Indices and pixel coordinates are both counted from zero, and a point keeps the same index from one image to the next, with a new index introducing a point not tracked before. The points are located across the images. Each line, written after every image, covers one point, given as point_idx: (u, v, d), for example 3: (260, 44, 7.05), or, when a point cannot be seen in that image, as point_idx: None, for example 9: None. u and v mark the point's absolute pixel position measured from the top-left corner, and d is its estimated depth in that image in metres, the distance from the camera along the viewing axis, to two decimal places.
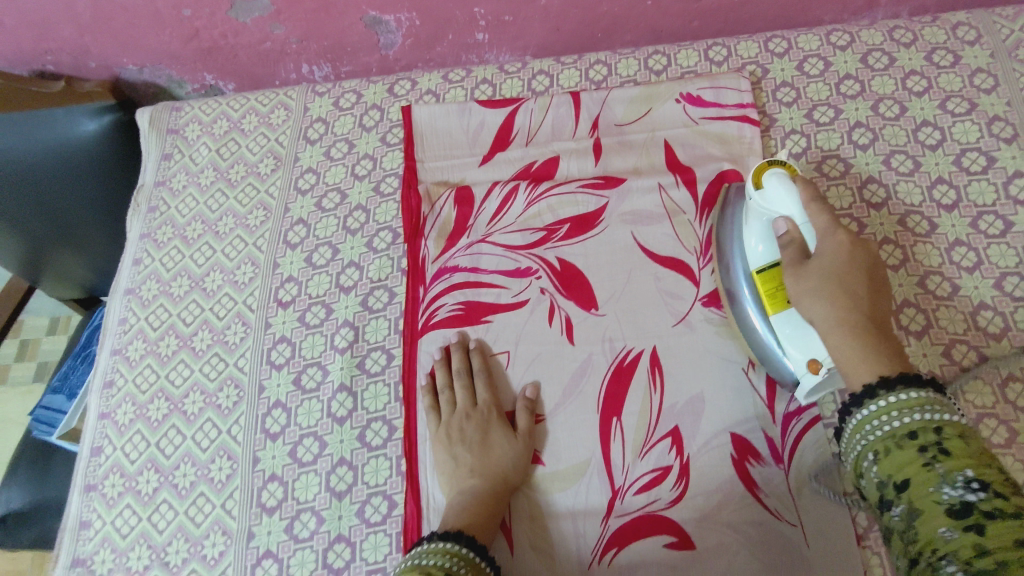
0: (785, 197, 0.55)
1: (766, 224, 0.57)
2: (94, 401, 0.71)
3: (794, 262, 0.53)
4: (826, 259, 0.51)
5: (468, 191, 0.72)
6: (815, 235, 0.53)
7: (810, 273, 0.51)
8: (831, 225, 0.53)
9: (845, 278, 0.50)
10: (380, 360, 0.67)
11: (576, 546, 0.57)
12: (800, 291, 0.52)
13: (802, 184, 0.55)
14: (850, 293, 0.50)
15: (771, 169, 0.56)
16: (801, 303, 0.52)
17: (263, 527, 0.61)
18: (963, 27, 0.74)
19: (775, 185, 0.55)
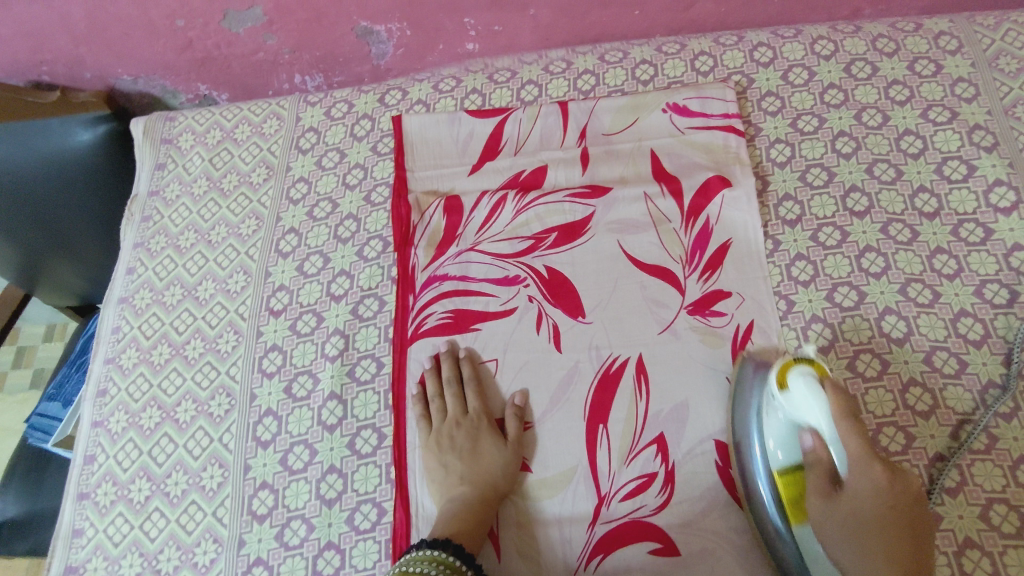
0: (814, 410, 0.50)
1: (788, 421, 0.53)
2: (87, 409, 0.72)
3: (824, 498, 0.51)
4: (858, 501, 0.50)
5: (457, 200, 0.72)
6: (846, 465, 0.50)
7: (840, 511, 0.50)
8: (864, 451, 0.49)
9: (885, 532, 0.49)
10: (369, 368, 0.67)
11: (563, 551, 0.57)
12: (838, 541, 0.50)
13: (833, 395, 0.50)
14: (885, 532, 0.49)
15: (797, 368, 0.51)
16: (834, 547, 0.50)
17: (254, 534, 0.62)
18: (945, 36, 0.75)
19: (804, 391, 0.50)
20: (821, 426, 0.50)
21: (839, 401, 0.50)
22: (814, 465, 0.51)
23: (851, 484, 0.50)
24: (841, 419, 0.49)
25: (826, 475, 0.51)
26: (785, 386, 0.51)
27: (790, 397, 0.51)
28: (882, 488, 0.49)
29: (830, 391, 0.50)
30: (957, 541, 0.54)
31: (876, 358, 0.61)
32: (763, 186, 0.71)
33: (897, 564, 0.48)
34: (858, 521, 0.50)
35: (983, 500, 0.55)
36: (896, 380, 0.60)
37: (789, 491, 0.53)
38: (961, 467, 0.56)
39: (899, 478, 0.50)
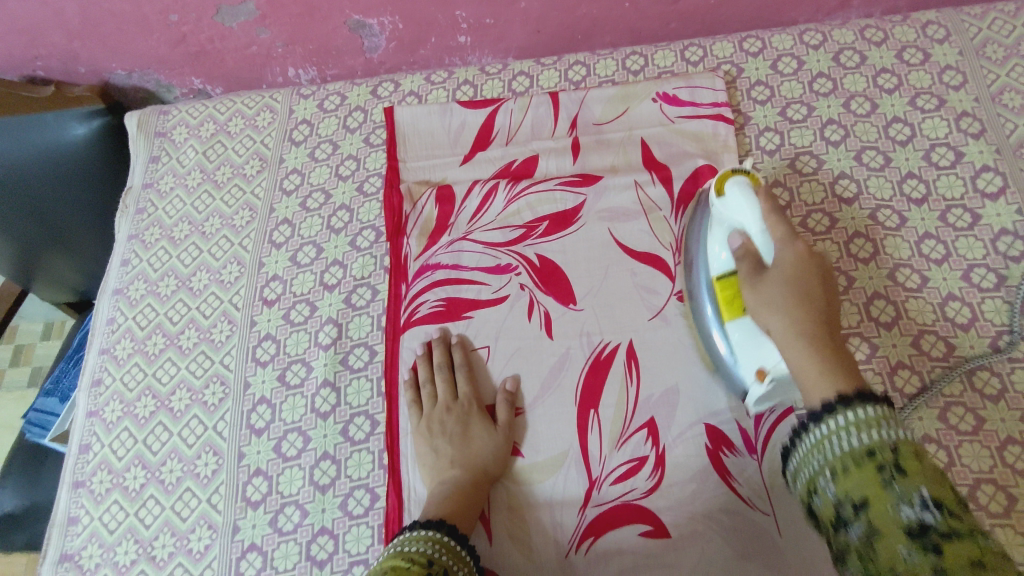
0: (745, 206, 0.55)
1: (727, 232, 0.58)
2: (82, 399, 0.72)
3: (753, 277, 0.54)
4: (785, 267, 0.52)
5: (449, 189, 0.73)
6: (773, 245, 0.54)
7: (771, 286, 0.52)
8: (790, 235, 0.54)
9: (804, 296, 0.51)
10: (362, 356, 0.68)
11: (555, 534, 0.58)
12: (762, 304, 0.52)
13: (763, 198, 0.56)
14: (805, 301, 0.51)
15: (734, 177, 0.57)
16: (758, 314, 0.53)
17: (248, 521, 0.62)
18: (933, 25, 0.76)
19: (737, 195, 0.56)
20: (752, 219, 0.55)
21: (769, 201, 0.55)
22: (745, 252, 0.55)
23: (782, 253, 0.53)
24: (768, 211, 0.55)
25: (755, 260, 0.55)
26: (723, 194, 0.57)
27: (726, 202, 0.57)
28: (804, 264, 0.53)
29: (761, 194, 0.56)
30: None
31: (865, 342, 0.62)
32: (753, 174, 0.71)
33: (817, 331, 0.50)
34: (792, 291, 0.51)
35: (971, 480, 0.56)
36: (885, 363, 0.61)
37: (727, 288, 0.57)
38: (948, 448, 0.57)
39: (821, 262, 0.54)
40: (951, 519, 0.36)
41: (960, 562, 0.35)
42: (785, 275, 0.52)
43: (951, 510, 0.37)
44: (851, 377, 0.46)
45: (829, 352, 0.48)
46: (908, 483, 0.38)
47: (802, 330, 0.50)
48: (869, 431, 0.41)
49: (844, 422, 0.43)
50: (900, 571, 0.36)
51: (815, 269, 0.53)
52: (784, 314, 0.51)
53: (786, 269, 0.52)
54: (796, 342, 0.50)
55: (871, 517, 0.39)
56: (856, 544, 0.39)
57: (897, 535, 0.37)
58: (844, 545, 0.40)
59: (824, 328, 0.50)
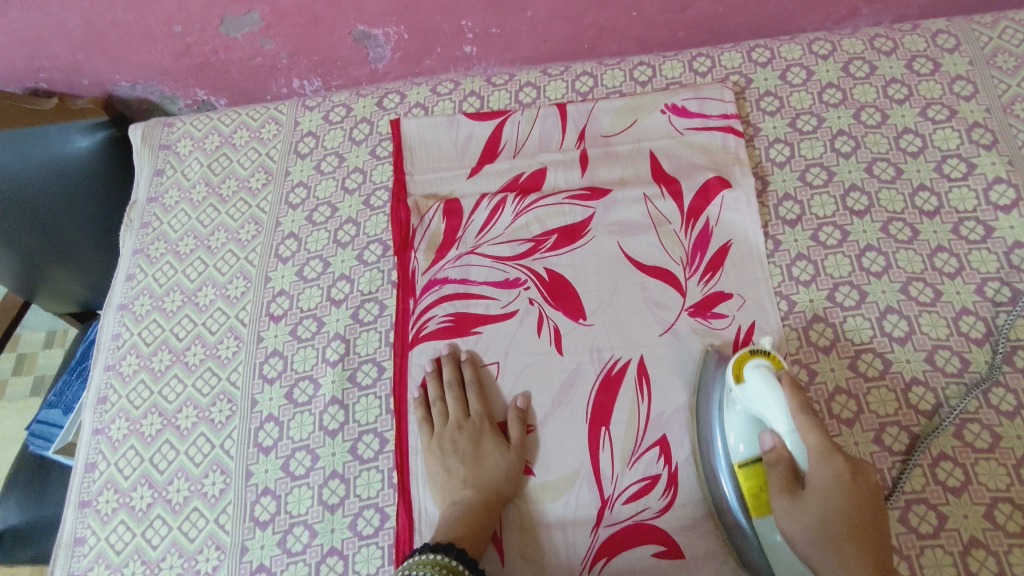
0: (770, 403, 0.51)
1: (748, 423, 0.53)
2: (88, 416, 0.72)
3: (788, 494, 0.50)
4: (825, 495, 0.49)
5: (457, 203, 0.72)
6: (808, 458, 0.50)
7: (804, 517, 0.49)
8: (827, 447, 0.49)
9: (848, 528, 0.48)
10: (371, 373, 0.67)
11: (567, 554, 0.57)
12: (799, 535, 0.49)
13: (789, 388, 0.51)
14: (856, 541, 0.48)
15: (754, 361, 0.53)
16: (796, 540, 0.49)
17: (257, 541, 0.62)
18: (943, 35, 0.75)
19: (761, 384, 0.51)
20: (781, 424, 0.50)
21: (795, 394, 0.50)
22: (780, 461, 0.50)
23: (818, 480, 0.49)
24: (797, 412, 0.50)
25: (791, 473, 0.50)
26: (743, 380, 0.53)
27: (747, 391, 0.52)
28: (843, 488, 0.49)
29: (785, 382, 0.51)
30: (962, 540, 0.54)
31: (878, 358, 0.61)
32: (763, 186, 0.71)
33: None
34: (832, 511, 0.48)
35: (988, 499, 0.55)
36: (899, 380, 0.60)
37: (751, 482, 0.53)
38: (965, 466, 0.56)
39: (865, 480, 0.50)
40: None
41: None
42: (829, 505, 0.49)
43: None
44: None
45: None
46: None
47: (855, 573, 0.47)
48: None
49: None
50: None
51: (864, 506, 0.49)
52: (832, 569, 0.47)
53: (830, 500, 0.49)
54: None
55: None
56: None
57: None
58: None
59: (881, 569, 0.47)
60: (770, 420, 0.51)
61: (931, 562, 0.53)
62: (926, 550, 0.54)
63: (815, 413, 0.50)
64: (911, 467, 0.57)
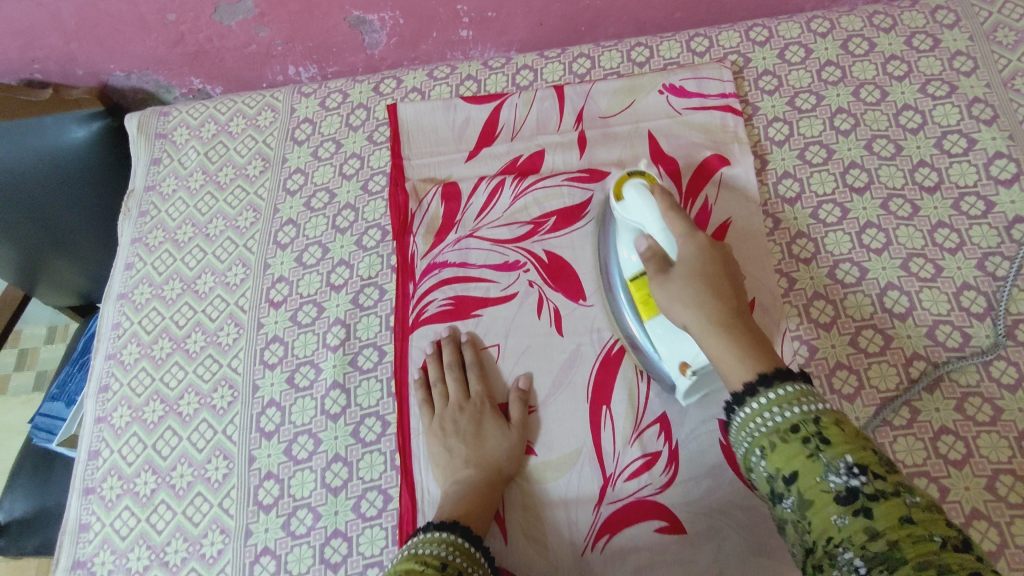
0: (643, 210, 0.55)
1: (632, 234, 0.58)
2: (90, 405, 0.72)
3: (661, 278, 0.54)
4: (688, 267, 0.53)
5: (455, 186, 0.72)
6: (676, 245, 0.54)
7: (676, 286, 0.52)
8: (692, 233, 0.54)
9: (710, 284, 0.52)
10: (372, 357, 0.67)
11: (569, 532, 0.57)
12: (671, 306, 0.53)
13: (659, 194, 0.56)
14: (716, 300, 0.51)
15: (631, 180, 0.57)
16: (671, 310, 0.53)
17: (261, 524, 0.62)
18: (942, 11, 0.75)
19: (636, 198, 0.56)
20: (651, 220, 0.55)
21: (666, 199, 0.56)
22: (652, 254, 0.55)
23: (688, 258, 0.53)
24: (665, 211, 0.55)
25: (662, 262, 0.54)
26: (622, 198, 0.57)
27: (626, 206, 0.57)
28: (706, 258, 0.53)
29: (658, 193, 0.56)
30: (965, 512, 0.54)
31: (879, 333, 0.61)
32: (762, 164, 0.70)
33: (726, 314, 0.50)
34: (696, 280, 0.52)
35: (990, 471, 0.55)
36: (900, 355, 0.60)
37: (639, 289, 0.58)
38: (966, 439, 0.56)
39: (724, 261, 0.54)
40: (876, 481, 0.39)
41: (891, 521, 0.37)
42: (688, 257, 0.53)
43: (876, 471, 0.40)
44: (768, 357, 0.48)
45: (742, 334, 0.50)
46: (833, 452, 0.41)
47: (714, 314, 0.50)
48: (794, 406, 0.44)
49: (773, 398, 0.45)
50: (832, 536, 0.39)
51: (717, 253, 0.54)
52: (698, 312, 0.51)
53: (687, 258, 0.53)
54: (705, 327, 0.50)
55: (801, 487, 0.41)
56: (790, 513, 0.42)
57: (826, 502, 0.40)
58: (781, 515, 0.43)
59: (742, 325, 0.50)
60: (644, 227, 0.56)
61: None
62: None
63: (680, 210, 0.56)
64: (912, 441, 0.57)
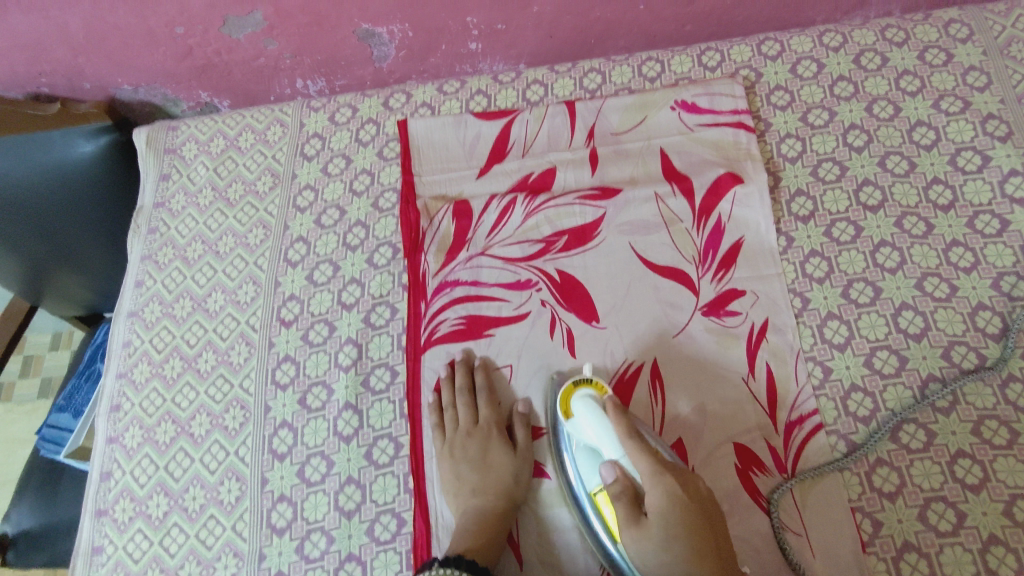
0: (605, 439, 0.54)
1: (594, 462, 0.56)
2: (102, 425, 0.72)
3: (634, 525, 0.51)
4: (664, 516, 0.50)
5: (467, 204, 0.72)
6: (642, 480, 0.52)
7: (653, 539, 0.50)
8: (656, 468, 0.52)
9: (692, 533, 0.50)
10: (384, 377, 0.67)
11: (585, 558, 0.57)
12: (652, 559, 0.50)
13: (614, 414, 0.55)
14: (693, 526, 0.50)
15: (581, 396, 0.57)
16: (654, 570, 0.50)
17: (275, 548, 0.62)
18: (955, 24, 0.74)
19: (590, 415, 0.56)
20: (607, 447, 0.54)
21: (623, 416, 0.55)
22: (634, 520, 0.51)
23: (670, 517, 0.50)
24: (626, 438, 0.54)
25: (632, 503, 0.52)
26: (574, 416, 0.57)
27: (578, 425, 0.57)
28: (677, 497, 0.51)
29: (611, 409, 0.55)
30: (981, 538, 0.54)
31: (893, 355, 0.61)
32: (775, 182, 0.70)
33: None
34: (674, 531, 0.50)
35: (1007, 496, 0.55)
36: (915, 377, 0.60)
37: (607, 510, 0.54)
38: (983, 463, 0.56)
39: (689, 479, 0.52)
40: None
41: None
42: (660, 504, 0.51)
43: None
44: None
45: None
46: None
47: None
48: None
49: None
50: None
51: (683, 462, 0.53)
52: (682, 567, 0.49)
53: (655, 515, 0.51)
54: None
55: None
56: None
57: None
58: None
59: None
60: (599, 449, 0.55)
61: (951, 560, 0.53)
62: (945, 548, 0.54)
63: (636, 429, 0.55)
64: (929, 465, 0.57)
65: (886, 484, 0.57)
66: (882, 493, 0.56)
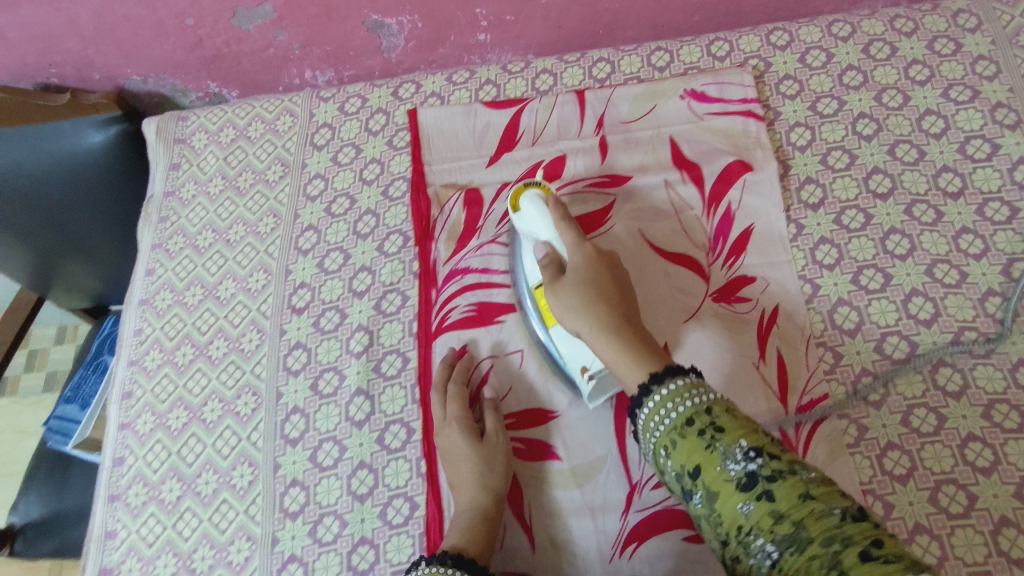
0: (540, 222, 0.60)
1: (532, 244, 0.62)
2: (114, 412, 0.72)
3: (553, 281, 0.58)
4: (578, 274, 0.57)
5: (477, 192, 0.72)
6: (568, 247, 0.59)
7: (566, 287, 0.57)
8: (580, 241, 0.59)
9: (598, 295, 0.56)
10: (395, 363, 0.67)
11: (597, 540, 0.58)
12: (563, 308, 0.57)
13: (553, 206, 0.60)
14: (604, 297, 0.56)
15: (527, 192, 0.62)
16: (565, 318, 0.57)
17: (288, 531, 0.62)
18: (964, 14, 0.74)
19: (532, 207, 0.61)
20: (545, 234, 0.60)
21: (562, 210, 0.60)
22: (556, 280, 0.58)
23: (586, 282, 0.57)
24: (559, 221, 0.60)
25: (556, 265, 0.59)
26: (519, 209, 0.62)
27: (523, 217, 0.62)
28: (594, 265, 0.58)
29: (552, 204, 0.61)
30: (992, 520, 0.54)
31: (904, 340, 0.61)
32: (785, 170, 0.70)
33: (617, 325, 0.54)
34: (585, 283, 0.56)
35: (1018, 479, 0.55)
36: (925, 361, 0.60)
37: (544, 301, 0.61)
38: (994, 446, 0.56)
39: (608, 262, 0.59)
40: (772, 463, 0.40)
41: (792, 501, 0.39)
42: (577, 266, 0.58)
43: (771, 452, 0.41)
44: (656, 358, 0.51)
45: (635, 345, 0.52)
46: (727, 439, 0.42)
47: (605, 326, 0.54)
48: (685, 400, 0.46)
49: (668, 392, 0.46)
50: (743, 525, 0.40)
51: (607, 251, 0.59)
52: (587, 314, 0.55)
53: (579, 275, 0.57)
54: (600, 340, 0.54)
55: (707, 480, 0.42)
56: (702, 510, 0.43)
57: (732, 492, 0.41)
58: (695, 512, 0.44)
59: (639, 336, 0.53)
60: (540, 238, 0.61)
61: (962, 542, 0.54)
62: (957, 530, 0.54)
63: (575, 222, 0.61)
64: (939, 448, 0.57)
65: (897, 467, 0.57)
66: (893, 476, 0.57)
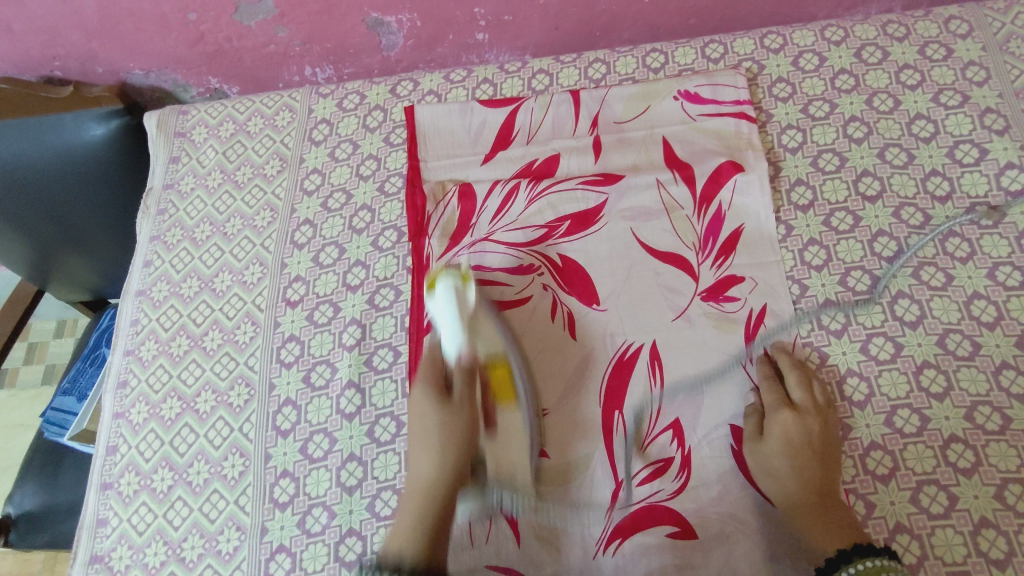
0: (445, 316, 0.62)
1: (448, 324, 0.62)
2: (109, 400, 0.73)
3: (755, 441, 0.59)
4: (790, 432, 0.58)
5: (471, 187, 0.73)
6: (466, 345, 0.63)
7: (768, 453, 0.58)
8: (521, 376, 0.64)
9: (799, 456, 0.57)
10: (387, 357, 0.68)
11: (582, 536, 0.59)
12: (762, 472, 0.58)
13: (463, 303, 0.62)
14: (805, 460, 0.57)
15: (443, 278, 0.63)
16: (760, 479, 0.58)
17: (277, 522, 0.63)
18: (955, 20, 0.75)
19: (444, 297, 0.62)
20: (449, 325, 0.62)
21: (469, 309, 0.63)
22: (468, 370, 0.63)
23: (490, 407, 0.63)
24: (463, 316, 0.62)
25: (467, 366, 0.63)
26: (433, 292, 0.63)
27: (434, 302, 0.63)
28: (812, 424, 0.59)
29: (462, 297, 0.62)
30: (973, 521, 0.55)
31: (889, 341, 0.62)
32: (775, 172, 0.71)
33: (815, 493, 0.56)
34: (795, 449, 0.57)
35: (998, 480, 0.56)
36: (910, 363, 0.61)
37: (496, 377, 0.63)
38: (976, 447, 0.57)
39: (829, 413, 0.59)
40: None
41: None
42: (484, 398, 0.63)
43: None
44: (850, 535, 0.53)
45: (818, 492, 0.56)
46: None
47: (806, 509, 0.56)
48: None
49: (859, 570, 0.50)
50: None
51: (513, 349, 0.64)
52: (794, 484, 0.57)
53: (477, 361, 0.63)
54: (801, 513, 0.56)
55: None
56: None
57: None
58: None
59: (827, 474, 0.57)
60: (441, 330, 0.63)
61: (942, 542, 0.54)
62: (937, 530, 0.55)
63: (474, 323, 0.63)
64: (922, 449, 0.57)
65: (879, 467, 0.58)
66: (875, 476, 0.57)
